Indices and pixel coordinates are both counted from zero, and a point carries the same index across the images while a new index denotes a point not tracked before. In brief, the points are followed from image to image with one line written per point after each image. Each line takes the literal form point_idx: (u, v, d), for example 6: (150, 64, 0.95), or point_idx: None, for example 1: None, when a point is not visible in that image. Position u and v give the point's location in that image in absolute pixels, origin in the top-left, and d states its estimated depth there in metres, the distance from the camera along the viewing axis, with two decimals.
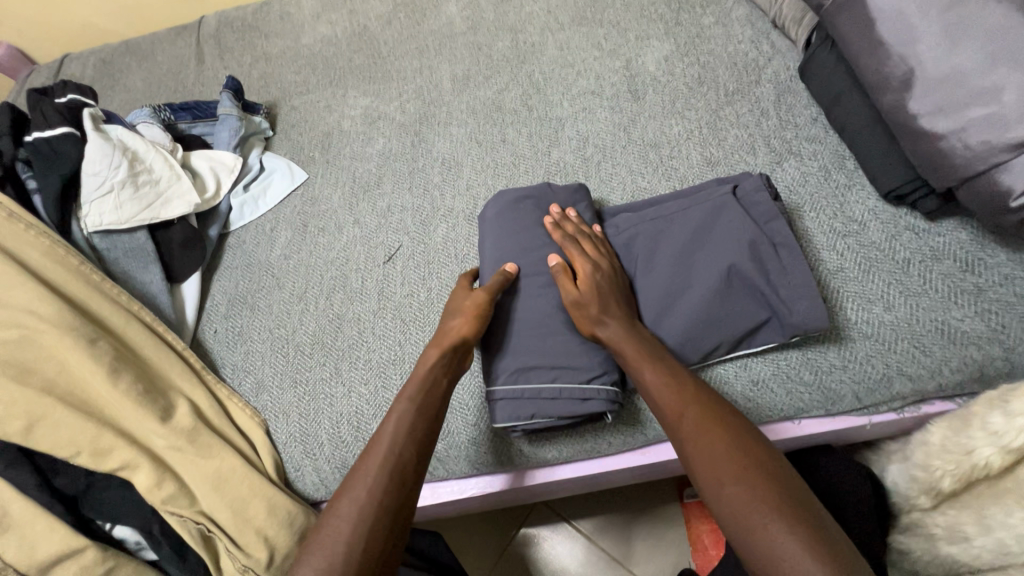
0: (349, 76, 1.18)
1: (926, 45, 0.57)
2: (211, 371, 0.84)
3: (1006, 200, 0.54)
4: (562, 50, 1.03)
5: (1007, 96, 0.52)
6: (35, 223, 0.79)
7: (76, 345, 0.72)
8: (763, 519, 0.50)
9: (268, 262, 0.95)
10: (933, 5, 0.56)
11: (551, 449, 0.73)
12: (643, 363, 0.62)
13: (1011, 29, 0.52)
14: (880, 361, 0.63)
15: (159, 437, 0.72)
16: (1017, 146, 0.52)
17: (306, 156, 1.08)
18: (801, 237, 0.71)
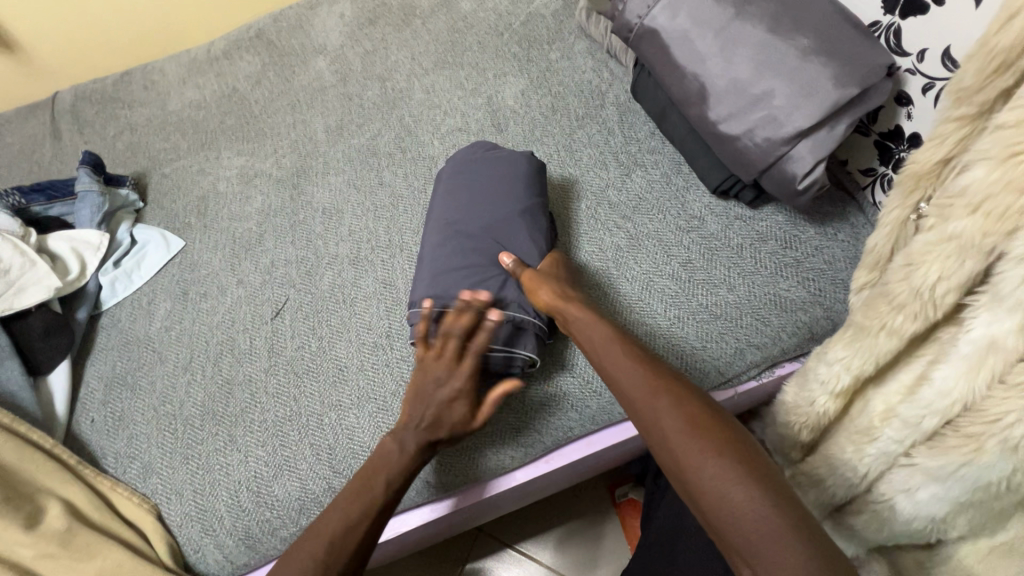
0: (222, 137, 1.17)
1: (711, 64, 0.67)
2: (90, 465, 0.77)
3: (795, 183, 0.64)
4: (429, 93, 1.08)
5: (776, 100, 0.63)
6: None
7: None
8: (712, 471, 0.51)
9: (148, 336, 0.91)
10: (709, 31, 0.67)
11: (456, 474, 0.71)
12: (608, 344, 0.63)
13: (767, 45, 0.63)
14: (731, 337, 0.71)
15: (26, 548, 0.66)
16: (791, 139, 0.62)
17: (181, 223, 1.05)
18: (581, 262, 0.79)
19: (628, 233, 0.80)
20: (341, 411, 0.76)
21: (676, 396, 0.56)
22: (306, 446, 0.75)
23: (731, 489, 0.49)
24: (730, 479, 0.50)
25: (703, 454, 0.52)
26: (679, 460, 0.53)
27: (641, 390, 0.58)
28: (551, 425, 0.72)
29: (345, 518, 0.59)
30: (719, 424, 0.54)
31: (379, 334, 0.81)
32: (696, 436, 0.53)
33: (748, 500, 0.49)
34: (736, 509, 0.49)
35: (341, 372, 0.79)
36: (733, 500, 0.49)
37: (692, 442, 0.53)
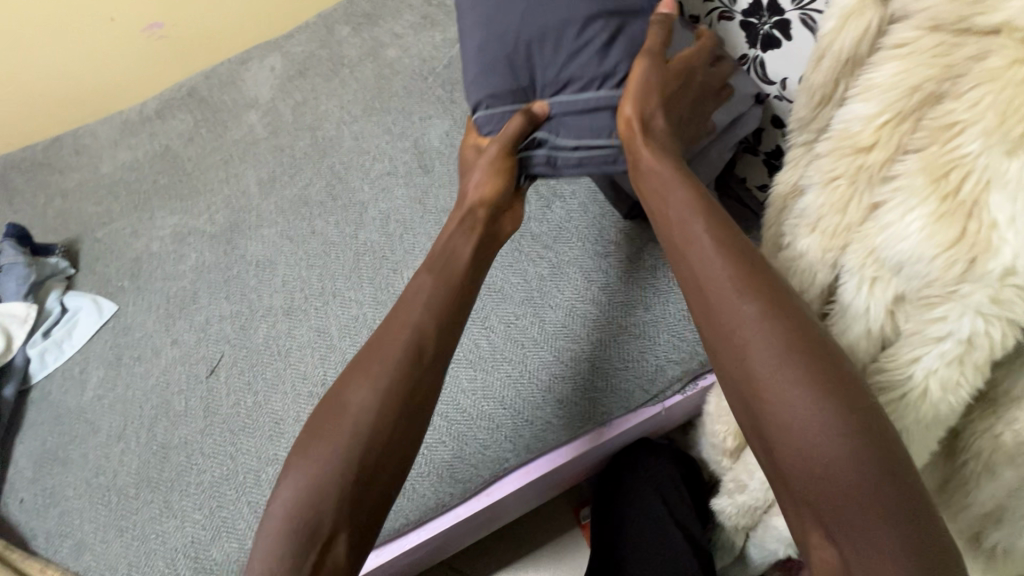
0: (155, 197, 1.17)
1: None
2: (17, 549, 0.75)
3: None
4: (358, 140, 1.11)
5: None
6: None
7: None
8: (795, 399, 0.46)
9: (80, 407, 0.89)
10: None
11: (396, 519, 0.72)
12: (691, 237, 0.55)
13: None
14: (650, 356, 0.75)
15: None
16: None
17: (114, 287, 1.04)
18: (505, 294, 0.81)
19: (550, 262, 0.83)
20: (279, 465, 0.76)
21: (789, 341, 0.47)
22: (244, 505, 0.74)
23: (814, 419, 0.45)
24: (812, 409, 0.45)
25: (785, 381, 0.46)
26: (756, 385, 0.48)
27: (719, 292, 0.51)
28: (487, 458, 0.73)
29: (308, 489, 0.55)
30: (827, 361, 0.46)
31: (314, 383, 0.81)
32: (803, 374, 0.46)
33: (845, 450, 0.44)
34: (811, 441, 0.45)
35: (277, 425, 0.79)
36: (813, 429, 0.45)
37: (766, 359, 0.48)
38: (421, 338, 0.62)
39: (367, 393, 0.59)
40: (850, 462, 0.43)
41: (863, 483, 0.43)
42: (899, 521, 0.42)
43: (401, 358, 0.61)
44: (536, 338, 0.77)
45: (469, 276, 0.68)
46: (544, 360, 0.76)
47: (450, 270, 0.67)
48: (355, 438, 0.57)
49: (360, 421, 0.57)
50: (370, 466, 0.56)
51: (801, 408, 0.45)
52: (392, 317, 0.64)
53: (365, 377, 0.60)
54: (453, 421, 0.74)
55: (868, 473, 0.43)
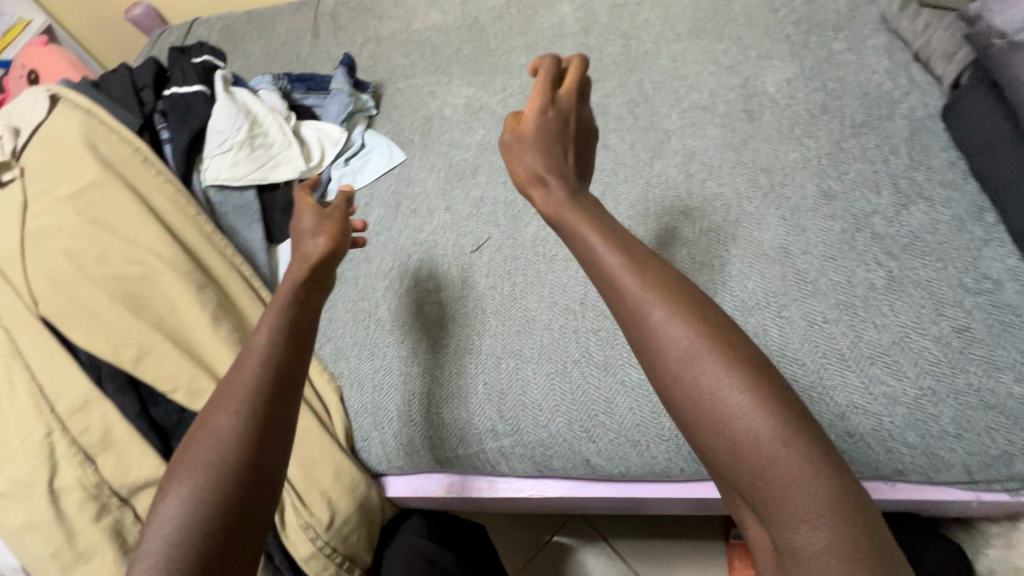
0: (455, 65, 1.20)
1: None
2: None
3: None
4: (676, 62, 1.00)
5: None
6: (165, 170, 0.83)
7: (188, 289, 0.76)
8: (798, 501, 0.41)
9: (360, 235, 0.99)
10: None
11: (619, 466, 0.69)
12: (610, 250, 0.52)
13: None
14: (1000, 436, 0.58)
15: None
16: None
17: (405, 138, 1.11)
18: (816, 289, 0.70)
19: (891, 273, 0.68)
20: (520, 361, 0.76)
21: (697, 310, 0.47)
22: (480, 384, 0.76)
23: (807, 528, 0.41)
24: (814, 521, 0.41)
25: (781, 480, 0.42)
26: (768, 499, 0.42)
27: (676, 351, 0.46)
28: None
29: None
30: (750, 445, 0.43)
31: (572, 298, 0.79)
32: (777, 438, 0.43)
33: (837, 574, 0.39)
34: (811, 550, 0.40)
35: (527, 323, 0.79)
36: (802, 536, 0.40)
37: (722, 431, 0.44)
38: (235, 424, 0.53)
39: (193, 483, 0.49)
40: (776, 450, 0.41)
41: (760, 435, 0.42)
42: (817, 469, 0.41)
43: (230, 438, 0.52)
44: (839, 352, 0.65)
45: (261, 362, 0.56)
46: (847, 381, 0.63)
47: (274, 356, 0.57)
48: (176, 535, 0.48)
49: (185, 511, 0.48)
50: (221, 538, 0.48)
51: (703, 360, 0.44)
52: (232, 376, 0.56)
53: (223, 440, 0.52)
54: None
55: (758, 418, 0.42)
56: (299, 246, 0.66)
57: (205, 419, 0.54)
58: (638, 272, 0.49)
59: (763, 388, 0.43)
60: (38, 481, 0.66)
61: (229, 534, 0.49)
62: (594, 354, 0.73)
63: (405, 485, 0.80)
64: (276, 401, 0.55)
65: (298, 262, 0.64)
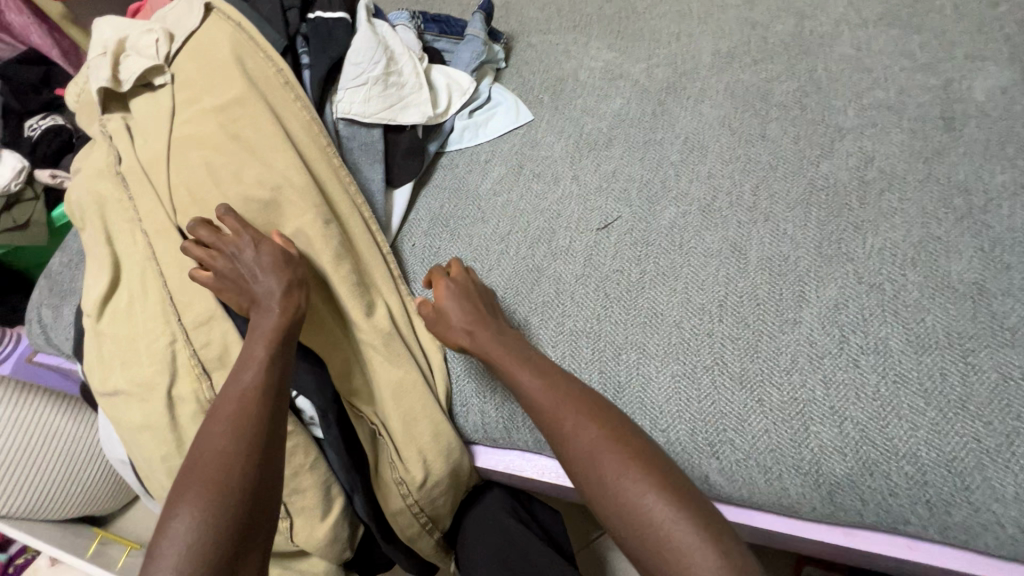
0: (596, 25, 1.11)
1: None
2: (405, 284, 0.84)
3: None
4: (860, 50, 0.88)
5: None
6: (303, 96, 0.81)
7: (315, 222, 0.74)
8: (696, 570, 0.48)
9: (476, 193, 0.94)
10: None
11: (741, 489, 0.63)
12: (532, 385, 0.62)
13: None
14: None
15: (361, 328, 0.74)
16: None
17: (534, 97, 1.04)
18: (1014, 341, 0.60)
19: None
20: (643, 356, 0.70)
21: (585, 407, 0.60)
22: (595, 373, 0.71)
23: None
24: None
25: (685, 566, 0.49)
26: None
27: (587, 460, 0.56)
28: (888, 506, 0.58)
29: None
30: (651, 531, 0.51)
31: (709, 298, 0.72)
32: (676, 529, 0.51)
33: None
34: None
35: (655, 316, 0.73)
36: None
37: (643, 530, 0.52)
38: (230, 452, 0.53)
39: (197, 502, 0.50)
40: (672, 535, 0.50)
41: (657, 518, 0.51)
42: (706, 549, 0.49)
43: (234, 460, 0.53)
44: None
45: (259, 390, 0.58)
46: None
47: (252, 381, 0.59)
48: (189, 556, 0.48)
49: (198, 529, 0.49)
50: (226, 563, 0.49)
51: (590, 442, 0.57)
52: (221, 410, 0.57)
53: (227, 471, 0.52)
54: (867, 438, 0.59)
55: (637, 482, 0.53)
56: (248, 281, 0.66)
57: (200, 445, 0.54)
58: (551, 387, 0.62)
59: (640, 459, 0.55)
60: (159, 385, 0.67)
61: (234, 562, 0.50)
62: (730, 363, 0.67)
63: (496, 459, 0.77)
64: (273, 436, 0.57)
65: (261, 317, 0.64)
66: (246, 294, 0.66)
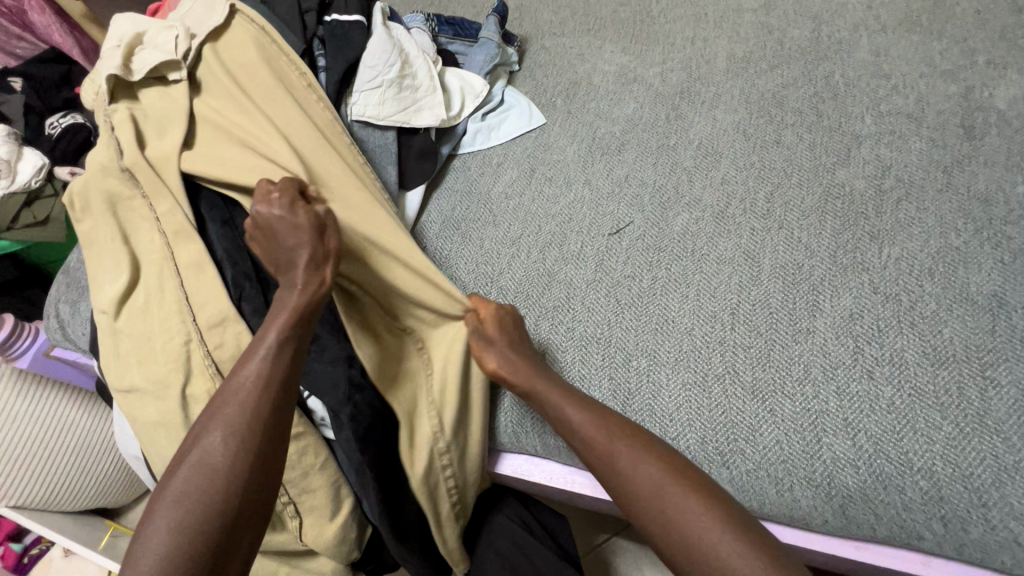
0: (610, 29, 1.11)
1: None
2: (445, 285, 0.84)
3: None
4: (878, 56, 0.87)
5: None
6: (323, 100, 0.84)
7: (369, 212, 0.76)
8: None
9: (488, 196, 0.94)
10: None
11: (752, 499, 0.63)
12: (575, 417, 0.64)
13: None
14: None
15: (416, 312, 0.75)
16: None
17: (546, 101, 1.04)
18: None
19: None
20: (654, 363, 0.70)
21: (630, 440, 0.61)
22: (606, 378, 0.71)
23: None
24: None
25: None
26: None
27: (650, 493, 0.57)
28: (902, 521, 0.57)
29: None
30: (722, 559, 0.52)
31: (722, 306, 0.71)
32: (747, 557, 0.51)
33: None
34: None
35: (666, 323, 0.72)
36: None
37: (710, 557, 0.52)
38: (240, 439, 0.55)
39: (183, 500, 0.52)
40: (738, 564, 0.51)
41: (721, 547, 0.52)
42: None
43: (221, 455, 0.54)
44: None
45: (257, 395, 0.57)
46: None
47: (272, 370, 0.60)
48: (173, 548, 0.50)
49: (183, 523, 0.50)
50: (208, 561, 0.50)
51: (635, 473, 0.58)
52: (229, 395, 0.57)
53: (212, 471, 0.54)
54: (882, 451, 0.58)
55: (686, 511, 0.55)
56: (279, 238, 0.66)
57: (192, 438, 0.57)
58: (603, 423, 0.62)
59: (691, 486, 0.56)
60: (174, 383, 0.68)
61: (214, 563, 0.51)
62: (741, 372, 0.66)
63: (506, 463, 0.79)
64: (276, 432, 0.58)
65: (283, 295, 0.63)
66: (275, 257, 0.66)
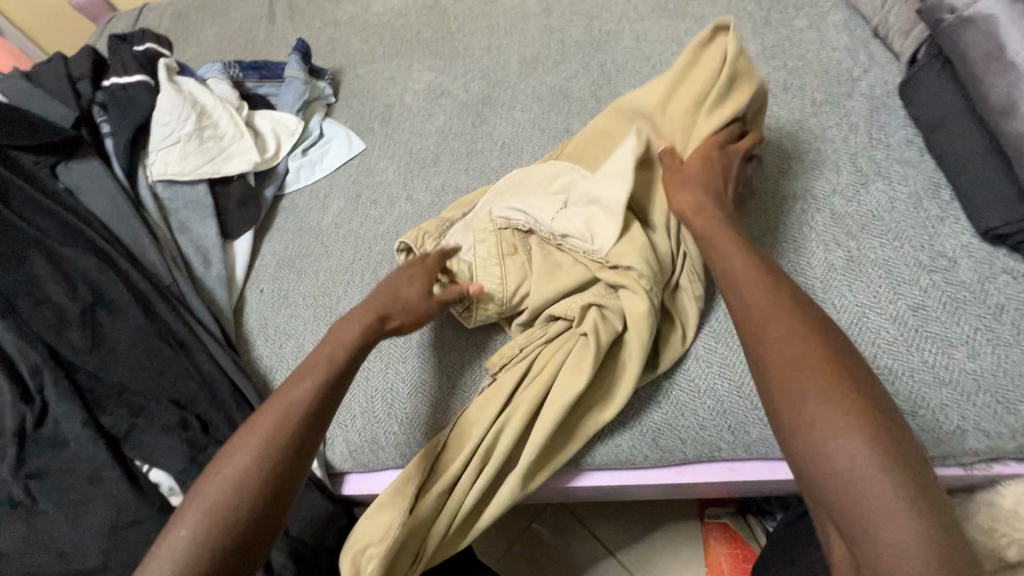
0: (415, 49, 1.15)
1: None
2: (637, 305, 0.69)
3: None
4: (639, 42, 0.98)
5: None
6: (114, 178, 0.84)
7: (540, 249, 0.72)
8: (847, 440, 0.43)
9: (319, 229, 0.94)
10: None
11: (583, 453, 0.69)
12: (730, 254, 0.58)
13: None
14: (954, 411, 0.59)
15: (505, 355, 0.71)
16: None
17: (365, 127, 1.07)
18: (776, 270, 0.70)
19: (848, 252, 0.69)
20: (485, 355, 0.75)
21: (834, 364, 0.47)
22: (444, 379, 0.75)
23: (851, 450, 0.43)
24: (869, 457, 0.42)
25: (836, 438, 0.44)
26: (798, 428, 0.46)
27: (774, 323, 0.51)
28: (698, 438, 0.66)
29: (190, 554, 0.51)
30: (845, 394, 0.45)
31: None
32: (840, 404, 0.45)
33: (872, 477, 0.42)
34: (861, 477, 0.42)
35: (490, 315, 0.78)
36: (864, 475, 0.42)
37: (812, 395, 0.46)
38: (285, 454, 0.56)
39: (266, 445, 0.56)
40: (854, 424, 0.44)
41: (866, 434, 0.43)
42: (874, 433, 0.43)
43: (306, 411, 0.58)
44: None
45: (308, 417, 0.58)
46: None
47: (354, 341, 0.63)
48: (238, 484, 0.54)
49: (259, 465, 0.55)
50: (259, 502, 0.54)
51: (836, 408, 0.44)
52: (256, 425, 0.57)
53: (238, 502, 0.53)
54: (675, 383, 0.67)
55: (876, 473, 0.42)
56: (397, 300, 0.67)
57: (294, 398, 0.59)
58: (804, 329, 0.50)
59: (892, 448, 0.43)
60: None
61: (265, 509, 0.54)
62: None
63: (364, 483, 0.78)
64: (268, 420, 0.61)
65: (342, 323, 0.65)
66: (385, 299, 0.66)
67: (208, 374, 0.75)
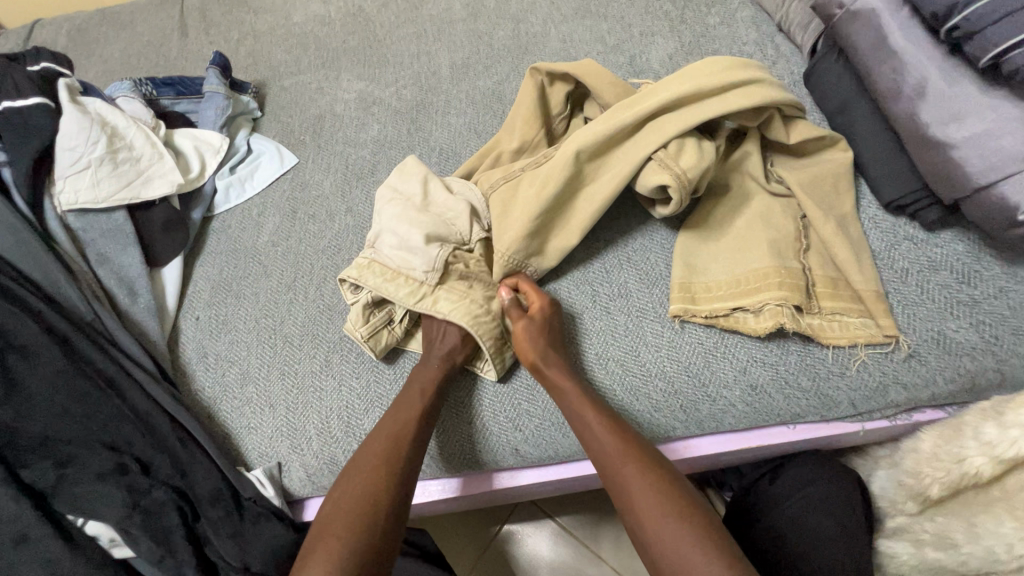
0: (343, 58, 1.12)
1: (934, 73, 0.63)
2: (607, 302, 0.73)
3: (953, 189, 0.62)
4: (565, 43, 1.01)
5: (986, 75, 0.60)
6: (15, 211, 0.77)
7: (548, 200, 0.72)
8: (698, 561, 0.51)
9: (255, 248, 0.90)
10: (920, 32, 0.65)
11: (549, 449, 0.71)
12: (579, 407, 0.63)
13: (955, 58, 0.63)
14: (877, 369, 0.65)
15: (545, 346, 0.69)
16: (971, 174, 0.60)
17: (296, 139, 1.03)
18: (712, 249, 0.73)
19: None
20: None
21: (642, 462, 0.59)
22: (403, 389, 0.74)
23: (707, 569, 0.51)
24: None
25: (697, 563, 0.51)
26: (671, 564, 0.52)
27: (613, 460, 0.59)
28: (654, 422, 0.68)
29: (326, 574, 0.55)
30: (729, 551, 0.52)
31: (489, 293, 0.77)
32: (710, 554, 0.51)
33: None
34: None
35: None
36: None
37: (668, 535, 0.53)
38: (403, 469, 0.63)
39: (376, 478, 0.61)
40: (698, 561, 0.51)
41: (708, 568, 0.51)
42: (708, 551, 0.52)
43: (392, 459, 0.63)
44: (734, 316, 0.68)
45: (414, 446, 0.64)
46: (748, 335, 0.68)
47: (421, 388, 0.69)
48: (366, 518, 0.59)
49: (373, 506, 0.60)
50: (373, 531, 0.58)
51: (651, 525, 0.55)
52: (363, 464, 0.63)
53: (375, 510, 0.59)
54: (629, 370, 0.69)
55: None
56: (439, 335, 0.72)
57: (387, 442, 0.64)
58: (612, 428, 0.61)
59: (686, 520, 0.54)
60: None
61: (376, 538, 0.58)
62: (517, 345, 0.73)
63: None
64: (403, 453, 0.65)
65: (421, 366, 0.70)
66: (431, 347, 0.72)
67: (145, 412, 0.71)
